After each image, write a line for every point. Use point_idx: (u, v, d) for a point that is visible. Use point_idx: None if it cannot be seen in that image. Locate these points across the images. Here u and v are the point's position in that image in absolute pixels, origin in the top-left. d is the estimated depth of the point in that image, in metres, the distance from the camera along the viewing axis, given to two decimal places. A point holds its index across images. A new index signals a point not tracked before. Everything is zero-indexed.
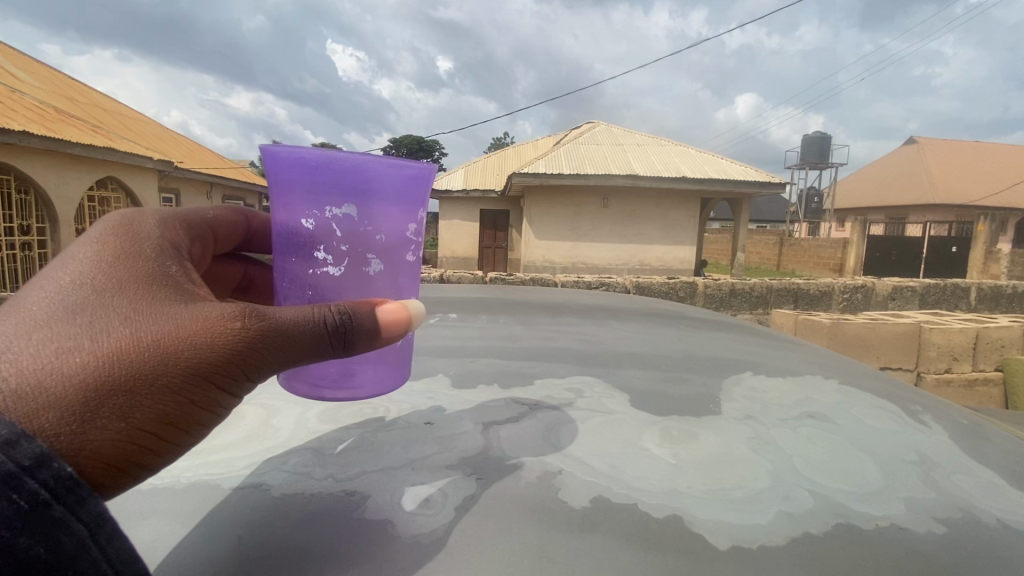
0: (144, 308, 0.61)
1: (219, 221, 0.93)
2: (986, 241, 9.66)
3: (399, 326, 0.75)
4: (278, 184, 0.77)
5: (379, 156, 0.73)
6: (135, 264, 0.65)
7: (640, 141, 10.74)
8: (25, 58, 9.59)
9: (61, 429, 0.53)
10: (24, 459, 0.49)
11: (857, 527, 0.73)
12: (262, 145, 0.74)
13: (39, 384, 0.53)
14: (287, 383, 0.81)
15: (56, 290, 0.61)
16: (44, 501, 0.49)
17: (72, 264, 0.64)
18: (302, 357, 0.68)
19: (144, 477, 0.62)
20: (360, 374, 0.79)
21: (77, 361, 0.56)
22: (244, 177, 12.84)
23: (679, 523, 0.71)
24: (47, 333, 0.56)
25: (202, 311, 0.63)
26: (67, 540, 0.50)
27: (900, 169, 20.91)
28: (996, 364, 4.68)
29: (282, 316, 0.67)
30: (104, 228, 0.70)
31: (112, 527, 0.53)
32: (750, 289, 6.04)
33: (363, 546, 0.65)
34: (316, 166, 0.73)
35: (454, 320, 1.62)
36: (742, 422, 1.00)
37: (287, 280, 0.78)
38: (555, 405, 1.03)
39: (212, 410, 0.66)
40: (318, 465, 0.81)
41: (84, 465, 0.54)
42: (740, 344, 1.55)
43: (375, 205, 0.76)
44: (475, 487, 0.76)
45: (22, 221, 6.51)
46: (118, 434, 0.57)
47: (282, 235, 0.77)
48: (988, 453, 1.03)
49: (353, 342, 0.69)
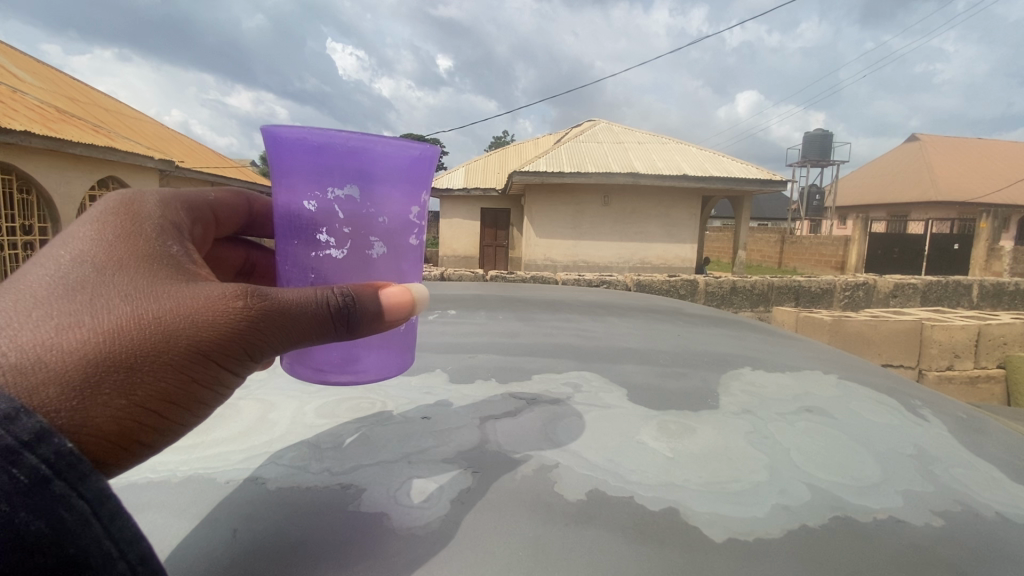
0: (145, 287, 0.61)
1: (220, 205, 0.92)
2: (988, 237, 9.51)
3: (402, 309, 0.75)
4: (280, 166, 0.77)
5: (381, 137, 0.73)
6: (136, 244, 0.66)
7: (641, 138, 10.71)
8: (27, 58, 9.60)
9: (63, 404, 0.52)
10: (24, 434, 0.48)
11: (855, 520, 0.73)
12: (264, 126, 0.74)
13: (41, 359, 0.53)
14: (289, 367, 0.81)
15: (55, 267, 0.60)
16: (43, 477, 0.47)
17: (71, 242, 0.64)
18: (303, 338, 0.69)
19: (146, 455, 0.61)
20: (363, 359, 0.79)
21: (78, 338, 0.55)
22: (245, 177, 12.86)
23: (676, 516, 0.70)
24: (47, 310, 0.56)
25: (204, 291, 0.64)
26: (69, 517, 0.48)
27: (901, 167, 20.85)
28: (998, 360, 4.67)
29: (284, 296, 0.67)
30: (104, 208, 0.70)
31: (115, 506, 0.52)
32: (751, 286, 6.03)
33: (358, 540, 0.65)
34: (319, 147, 0.72)
35: (453, 316, 1.62)
36: (740, 417, 0.99)
37: (289, 264, 0.78)
38: (553, 399, 1.03)
39: (214, 389, 0.67)
40: (315, 459, 0.81)
41: (85, 441, 0.54)
42: (741, 340, 1.54)
43: (377, 188, 0.76)
44: (472, 481, 0.76)
45: (24, 221, 6.53)
46: (121, 410, 0.57)
47: (284, 218, 0.77)
48: (989, 447, 1.03)
49: (357, 323, 0.70)
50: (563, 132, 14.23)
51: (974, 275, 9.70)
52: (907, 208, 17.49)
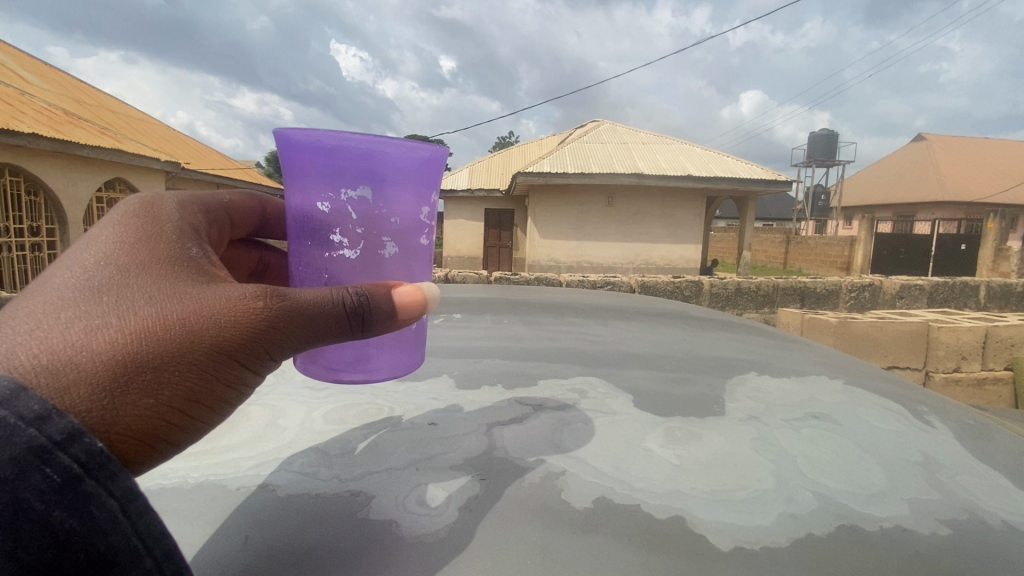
0: (169, 287, 0.62)
1: (234, 207, 0.93)
2: (997, 237, 9.42)
3: (415, 308, 0.76)
4: (292, 167, 0.78)
5: (392, 138, 0.74)
6: (158, 247, 0.67)
7: (645, 139, 10.68)
8: (35, 61, 9.73)
9: (93, 404, 0.53)
10: (56, 434, 0.49)
11: (861, 529, 0.73)
12: (276, 128, 0.75)
13: (70, 360, 0.53)
14: (303, 367, 0.82)
15: (80, 271, 0.62)
16: (76, 476, 0.49)
17: (94, 245, 0.65)
18: (321, 337, 0.70)
19: (172, 453, 0.62)
20: (375, 358, 0.81)
21: (105, 339, 0.56)
22: (251, 177, 12.96)
23: (681, 525, 0.71)
24: (76, 312, 0.57)
25: (225, 291, 0.64)
26: (100, 515, 0.49)
27: (908, 167, 20.71)
28: (1006, 363, 4.62)
29: (302, 296, 0.68)
30: (125, 212, 0.71)
31: (144, 503, 0.53)
32: (756, 288, 6.00)
33: (367, 548, 0.66)
34: (333, 149, 0.73)
35: (459, 320, 1.62)
36: (745, 423, 1.00)
37: (303, 266, 0.78)
38: (557, 405, 1.04)
39: (237, 388, 0.67)
40: (325, 465, 0.82)
41: (115, 440, 0.55)
42: (745, 344, 1.55)
43: (389, 189, 0.77)
44: (480, 488, 0.77)
45: (32, 222, 6.63)
46: (149, 410, 0.58)
47: (298, 219, 0.78)
48: (996, 455, 1.03)
49: (372, 323, 0.71)
50: (567, 133, 14.24)
51: (982, 276, 9.60)
52: (913, 208, 17.39)
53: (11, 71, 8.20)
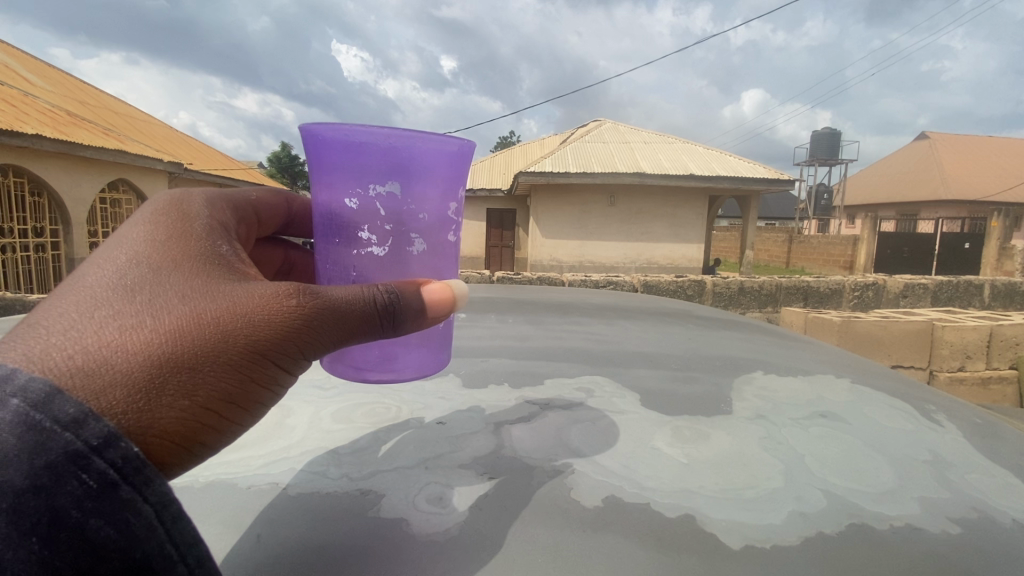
0: (202, 286, 0.62)
1: (261, 204, 0.94)
2: (1000, 237, 9.39)
3: (443, 305, 0.76)
4: (319, 164, 0.78)
5: (422, 134, 0.74)
6: (189, 245, 0.67)
7: (647, 138, 10.66)
8: (37, 62, 9.75)
9: (129, 406, 0.53)
10: (92, 438, 0.49)
11: (871, 527, 0.73)
12: (303, 125, 0.75)
13: (106, 361, 0.54)
14: (328, 366, 0.82)
15: (112, 269, 0.62)
16: (112, 482, 0.49)
17: (126, 244, 0.66)
18: (351, 336, 0.70)
19: (206, 455, 0.62)
20: (400, 357, 0.81)
21: (142, 338, 0.56)
22: (253, 178, 12.99)
23: (692, 523, 0.71)
24: (111, 311, 0.57)
25: (256, 290, 0.64)
26: (135, 522, 0.49)
27: (910, 166, 20.65)
28: (1010, 362, 4.61)
29: (333, 295, 0.68)
30: (154, 210, 0.72)
31: (177, 508, 0.53)
32: (759, 287, 5.99)
33: (378, 547, 0.66)
34: (360, 145, 0.73)
35: (465, 319, 1.62)
36: (754, 421, 1.00)
37: (330, 263, 0.79)
38: (565, 404, 1.03)
39: (270, 388, 0.67)
40: (333, 465, 0.82)
41: (151, 443, 0.55)
42: (750, 343, 1.54)
43: (416, 185, 0.77)
44: (491, 488, 0.77)
45: (36, 222, 6.65)
46: (185, 411, 0.58)
47: (325, 217, 0.78)
48: (1005, 454, 1.02)
49: (401, 321, 0.71)
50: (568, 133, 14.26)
51: (987, 275, 9.56)
52: (917, 207, 17.32)
53: (14, 72, 8.21)
